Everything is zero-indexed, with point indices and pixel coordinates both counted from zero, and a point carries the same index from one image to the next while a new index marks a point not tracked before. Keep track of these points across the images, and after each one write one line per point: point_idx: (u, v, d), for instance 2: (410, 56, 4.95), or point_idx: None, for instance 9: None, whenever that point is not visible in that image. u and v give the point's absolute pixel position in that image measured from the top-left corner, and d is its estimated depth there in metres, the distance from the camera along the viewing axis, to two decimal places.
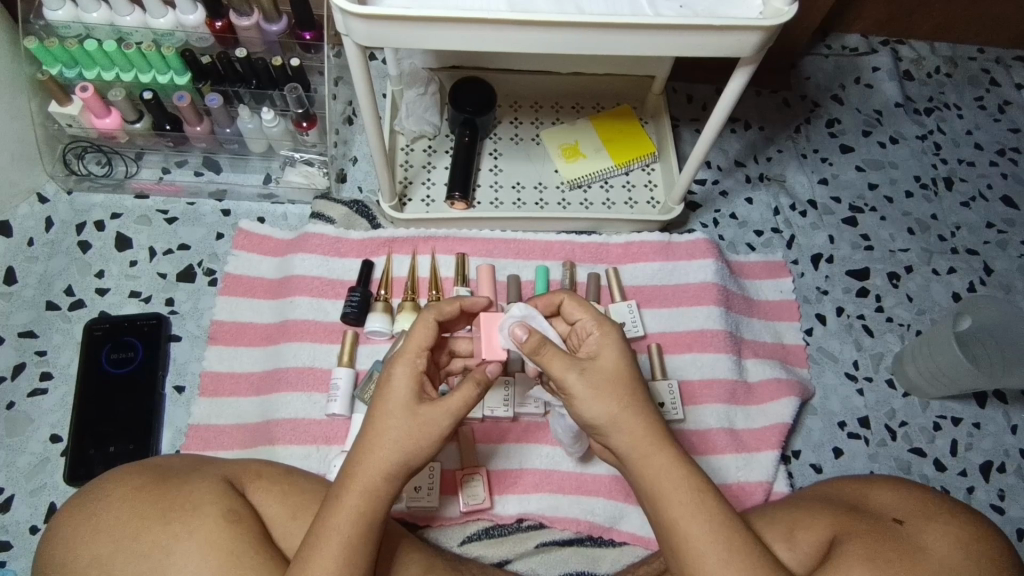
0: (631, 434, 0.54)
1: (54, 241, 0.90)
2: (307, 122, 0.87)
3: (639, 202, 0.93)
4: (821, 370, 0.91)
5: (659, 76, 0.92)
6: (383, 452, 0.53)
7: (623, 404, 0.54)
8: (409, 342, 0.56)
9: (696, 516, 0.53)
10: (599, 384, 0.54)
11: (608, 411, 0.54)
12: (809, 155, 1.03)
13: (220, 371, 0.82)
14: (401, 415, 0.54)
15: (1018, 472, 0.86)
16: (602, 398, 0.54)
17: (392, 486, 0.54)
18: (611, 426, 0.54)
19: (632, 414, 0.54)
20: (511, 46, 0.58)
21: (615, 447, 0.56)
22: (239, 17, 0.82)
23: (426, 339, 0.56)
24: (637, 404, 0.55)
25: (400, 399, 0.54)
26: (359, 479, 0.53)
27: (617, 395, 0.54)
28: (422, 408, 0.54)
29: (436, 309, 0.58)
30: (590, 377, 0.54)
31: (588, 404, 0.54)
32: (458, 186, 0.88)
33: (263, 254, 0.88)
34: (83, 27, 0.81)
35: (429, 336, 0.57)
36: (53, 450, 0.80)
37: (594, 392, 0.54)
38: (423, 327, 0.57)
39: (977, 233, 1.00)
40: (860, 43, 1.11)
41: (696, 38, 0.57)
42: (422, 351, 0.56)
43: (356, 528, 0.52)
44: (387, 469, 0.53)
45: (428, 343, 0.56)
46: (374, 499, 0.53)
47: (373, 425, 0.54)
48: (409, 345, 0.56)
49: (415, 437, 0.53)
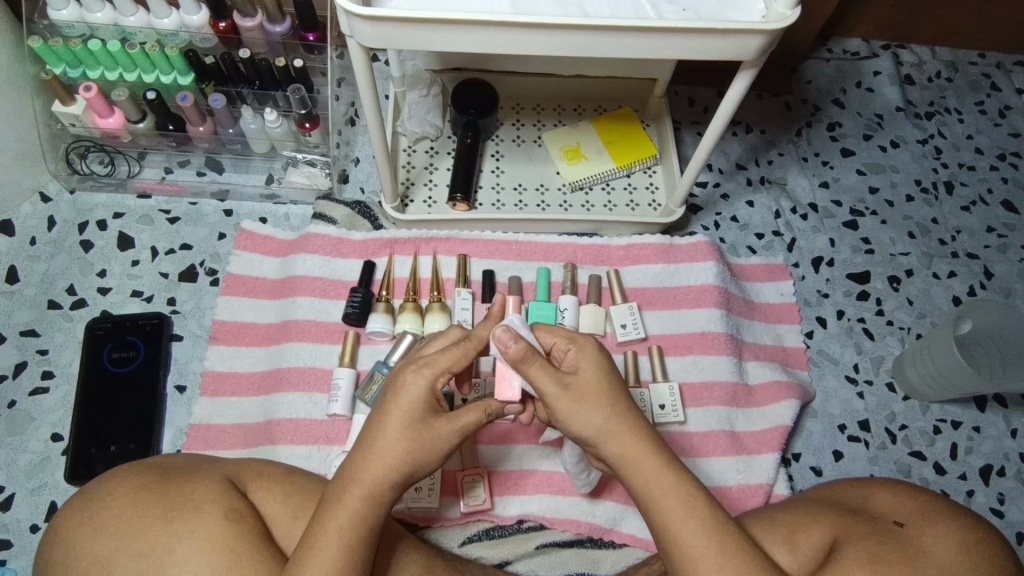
0: (619, 446, 0.54)
1: (56, 240, 0.91)
2: (310, 122, 0.88)
3: (640, 204, 0.94)
4: (821, 373, 0.91)
5: (661, 79, 0.92)
6: (390, 456, 0.53)
7: (609, 415, 0.54)
8: (435, 360, 0.54)
9: (688, 521, 0.53)
10: (582, 400, 0.54)
11: (594, 424, 0.54)
12: (810, 159, 1.04)
13: (221, 371, 0.82)
14: (409, 427, 0.53)
15: (1018, 476, 0.86)
16: (587, 412, 0.54)
17: (392, 490, 0.54)
18: (599, 436, 0.54)
19: (619, 424, 0.54)
20: (513, 49, 0.58)
21: (606, 456, 0.56)
22: (243, 18, 0.83)
23: (453, 364, 0.54)
24: (624, 414, 0.55)
25: (413, 410, 0.53)
26: (363, 482, 0.53)
27: (603, 405, 0.54)
28: (434, 423, 0.54)
29: (473, 340, 0.54)
30: (572, 393, 0.54)
31: (573, 418, 0.54)
32: (460, 187, 0.88)
33: (265, 254, 0.89)
34: (88, 27, 0.81)
35: (459, 364, 0.54)
36: (54, 449, 0.80)
37: (577, 407, 0.54)
38: (460, 352, 0.54)
39: (977, 237, 1.00)
40: (861, 48, 1.12)
41: (699, 40, 0.57)
42: (447, 373, 0.54)
43: (354, 531, 0.52)
44: (389, 474, 0.53)
45: (454, 368, 0.54)
46: (376, 502, 0.53)
47: (383, 431, 0.53)
48: (437, 361, 0.54)
49: (424, 449, 0.54)
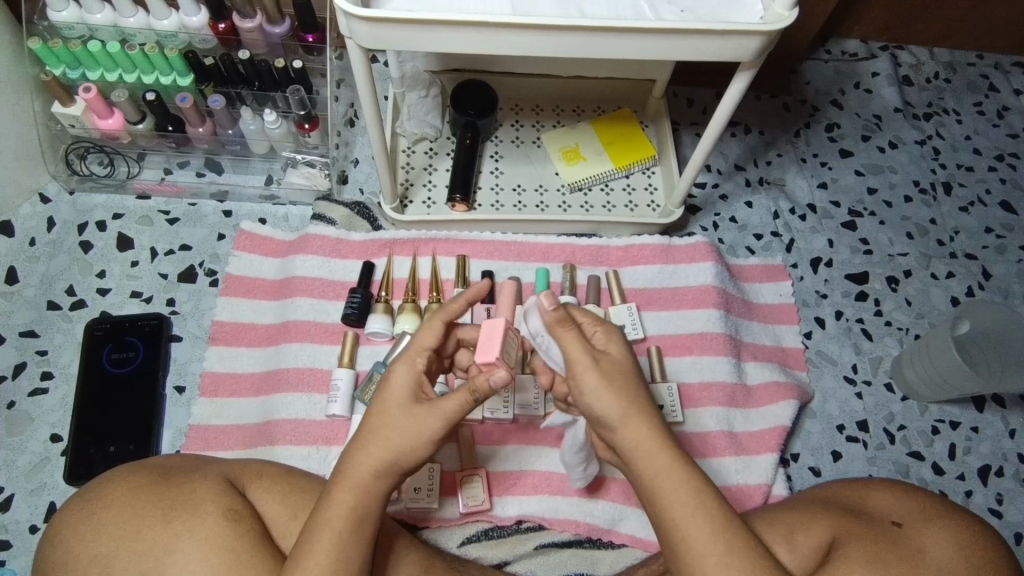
0: (634, 432, 0.55)
1: (56, 241, 0.91)
2: (310, 123, 0.88)
3: (639, 205, 0.94)
4: (820, 373, 0.91)
5: (659, 80, 0.93)
6: (381, 450, 0.53)
7: (629, 400, 0.55)
8: (418, 339, 0.57)
9: (696, 517, 0.53)
10: (610, 378, 0.55)
11: (615, 406, 0.55)
12: (808, 160, 1.04)
13: (220, 371, 0.82)
14: (397, 420, 0.54)
15: (1016, 476, 0.86)
16: (611, 392, 0.55)
17: (384, 485, 0.54)
18: (617, 421, 0.55)
19: (637, 411, 0.55)
20: (511, 50, 0.58)
21: (619, 444, 0.56)
22: (243, 19, 0.83)
23: (435, 341, 0.57)
24: (642, 402, 0.56)
25: (400, 402, 0.55)
26: (355, 478, 0.53)
27: (625, 388, 0.56)
28: (417, 412, 0.54)
29: (445, 311, 0.58)
30: (601, 369, 0.55)
31: (597, 397, 0.55)
32: (459, 187, 0.88)
33: (264, 254, 0.89)
34: (87, 28, 0.81)
35: (433, 338, 0.57)
36: (54, 449, 0.80)
37: (604, 383, 0.55)
38: (429, 331, 0.57)
39: (976, 237, 1.01)
40: (860, 49, 1.12)
41: (697, 42, 0.57)
42: (425, 352, 0.57)
43: (346, 523, 0.52)
44: (380, 468, 0.53)
45: (431, 345, 0.57)
46: (371, 498, 0.54)
47: (376, 425, 0.54)
48: (413, 345, 0.57)
49: (413, 439, 0.53)
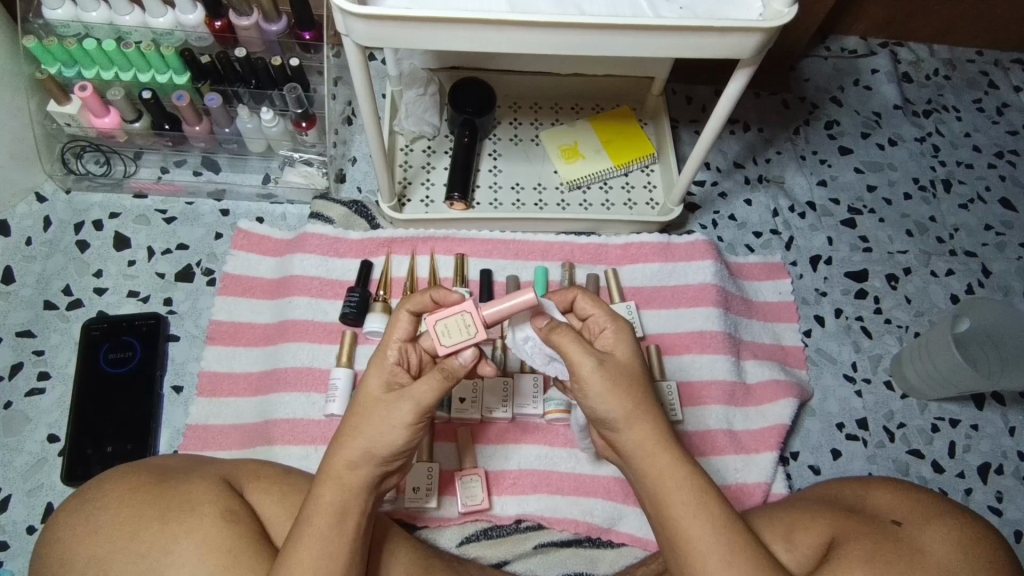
0: (637, 433, 0.55)
1: (52, 240, 0.90)
2: (307, 121, 0.87)
3: (638, 203, 0.93)
4: (820, 372, 0.91)
5: (659, 77, 0.92)
6: (356, 441, 0.53)
7: (635, 402, 0.54)
8: (389, 332, 0.56)
9: (697, 517, 0.53)
10: (616, 380, 0.54)
11: (621, 408, 0.54)
12: (808, 157, 1.03)
13: (218, 371, 0.82)
14: (368, 412, 0.54)
15: (1016, 473, 0.86)
16: (616, 395, 0.54)
17: (361, 477, 0.54)
18: (621, 422, 0.55)
19: (642, 413, 0.55)
20: (509, 48, 0.58)
21: (622, 442, 0.56)
22: (239, 17, 0.82)
23: (406, 332, 0.56)
24: (647, 403, 0.55)
25: (378, 387, 0.55)
26: (332, 473, 0.54)
27: (631, 389, 0.54)
28: (391, 399, 0.54)
29: (410, 300, 0.56)
30: (608, 372, 0.54)
31: (602, 399, 0.54)
32: (457, 186, 0.88)
33: (262, 253, 0.88)
34: (83, 26, 0.81)
35: (405, 329, 0.56)
36: (51, 450, 0.80)
37: (610, 386, 0.54)
38: (400, 322, 0.56)
39: (975, 235, 1.00)
40: (859, 45, 1.11)
41: (696, 40, 0.57)
42: (401, 342, 0.56)
43: (330, 519, 0.52)
44: (352, 459, 0.53)
45: (404, 336, 0.56)
46: (353, 491, 0.53)
47: (350, 418, 0.55)
48: (386, 336, 0.56)
49: (385, 427, 0.53)
